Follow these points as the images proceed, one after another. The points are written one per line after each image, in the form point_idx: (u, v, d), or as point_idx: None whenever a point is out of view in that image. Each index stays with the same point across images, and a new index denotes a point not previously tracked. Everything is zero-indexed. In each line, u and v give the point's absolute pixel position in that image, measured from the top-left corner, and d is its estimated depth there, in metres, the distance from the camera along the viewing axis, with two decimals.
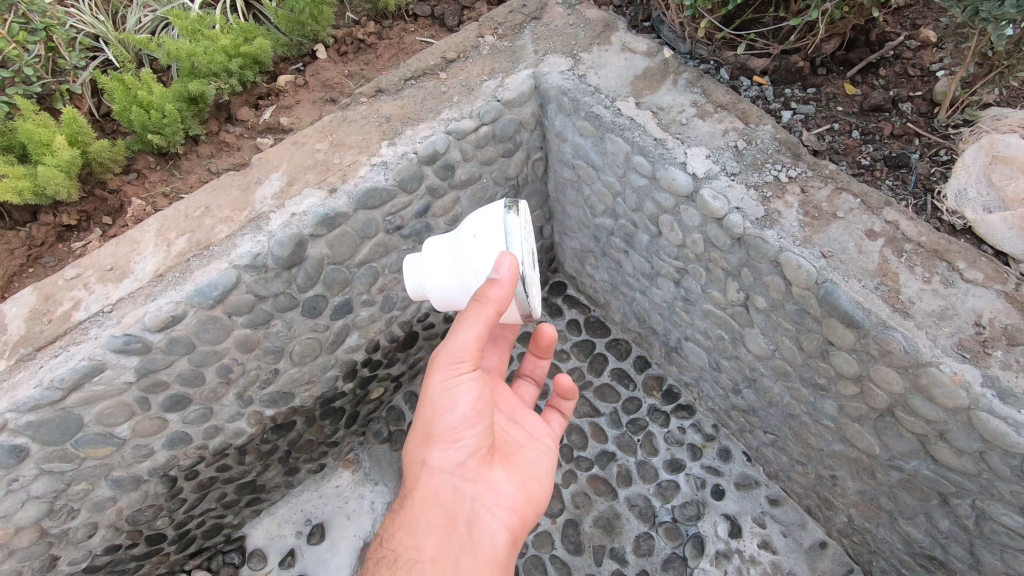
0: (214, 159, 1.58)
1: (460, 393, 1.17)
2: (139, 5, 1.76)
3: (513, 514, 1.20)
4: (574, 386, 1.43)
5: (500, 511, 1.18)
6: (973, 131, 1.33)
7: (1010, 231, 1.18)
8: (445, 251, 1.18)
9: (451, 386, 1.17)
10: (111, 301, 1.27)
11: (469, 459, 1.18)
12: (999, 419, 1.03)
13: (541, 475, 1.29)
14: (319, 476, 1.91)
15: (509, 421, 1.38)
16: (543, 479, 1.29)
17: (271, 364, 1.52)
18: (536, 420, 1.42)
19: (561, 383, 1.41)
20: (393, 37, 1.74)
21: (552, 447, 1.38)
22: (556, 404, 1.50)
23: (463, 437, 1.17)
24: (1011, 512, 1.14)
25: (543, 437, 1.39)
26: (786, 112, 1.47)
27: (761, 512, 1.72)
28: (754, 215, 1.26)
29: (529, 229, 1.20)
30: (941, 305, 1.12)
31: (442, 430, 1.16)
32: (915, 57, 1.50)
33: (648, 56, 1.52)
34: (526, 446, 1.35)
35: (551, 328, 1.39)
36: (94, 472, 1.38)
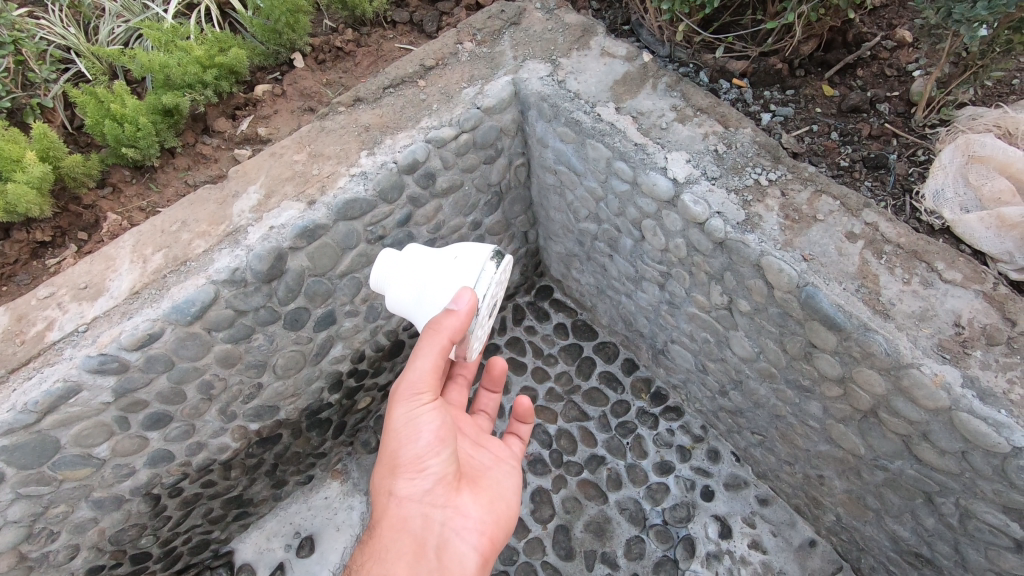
0: (192, 171, 1.56)
1: (425, 420, 1.17)
2: (111, 16, 1.74)
3: (482, 536, 1.17)
4: (532, 409, 1.45)
5: (469, 534, 1.16)
6: (950, 130, 1.34)
7: (987, 230, 1.20)
8: (417, 270, 1.24)
9: (415, 415, 1.17)
10: (86, 320, 1.25)
11: (436, 486, 1.17)
12: (980, 419, 1.04)
13: (508, 495, 1.28)
14: (307, 488, 1.89)
15: (471, 446, 1.38)
16: (510, 498, 1.28)
17: (254, 379, 1.50)
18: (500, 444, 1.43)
19: (521, 405, 1.42)
20: (371, 45, 1.73)
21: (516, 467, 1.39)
22: (512, 429, 1.52)
23: (428, 464, 1.16)
24: (994, 510, 1.15)
25: (507, 458, 1.40)
26: (765, 114, 1.48)
27: (751, 512, 1.72)
28: (735, 220, 1.26)
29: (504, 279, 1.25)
30: (922, 306, 1.12)
31: (409, 458, 1.16)
32: (892, 58, 1.50)
33: (628, 60, 1.52)
34: (493, 469, 1.34)
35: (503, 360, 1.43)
36: (73, 494, 1.36)
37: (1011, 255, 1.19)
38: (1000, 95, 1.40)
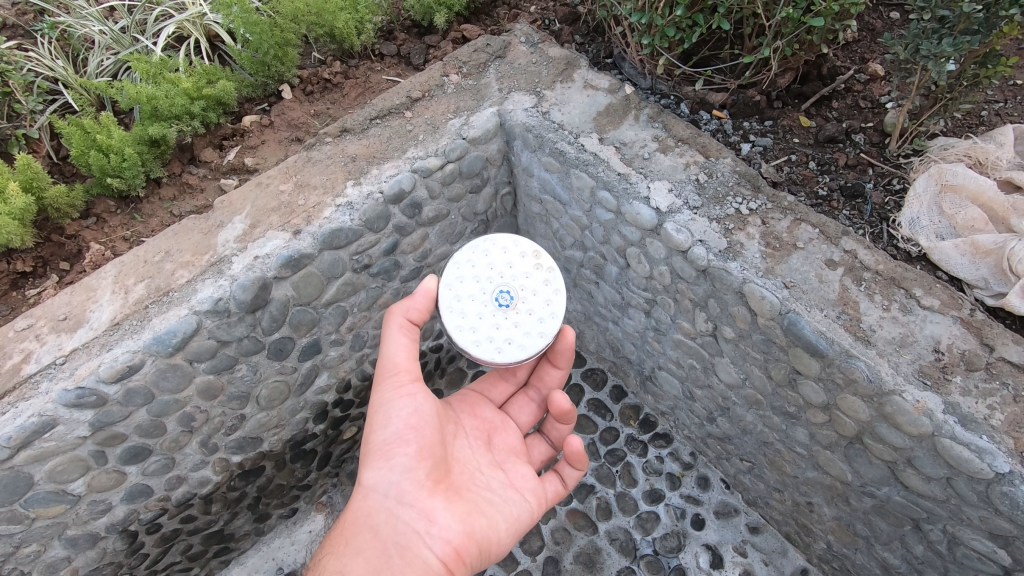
0: (177, 202, 1.56)
1: (398, 406, 1.20)
2: (100, 48, 1.77)
3: (447, 543, 1.15)
4: (584, 454, 1.29)
5: (435, 538, 1.14)
6: (923, 160, 1.38)
7: (962, 257, 1.23)
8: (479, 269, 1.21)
9: (391, 400, 1.20)
10: (64, 352, 1.23)
11: (404, 480, 1.16)
12: (963, 445, 1.04)
13: (492, 513, 1.23)
14: (291, 521, 1.83)
15: (488, 463, 1.33)
16: (493, 517, 1.23)
17: (237, 411, 1.48)
18: (521, 471, 1.34)
19: (571, 445, 1.28)
20: (358, 77, 1.75)
21: (526, 500, 1.31)
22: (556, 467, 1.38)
23: (396, 454, 1.17)
24: (981, 537, 1.14)
25: (521, 488, 1.32)
26: (744, 145, 1.51)
27: (742, 541, 1.70)
28: (717, 248, 1.28)
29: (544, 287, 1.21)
30: (901, 332, 1.14)
31: (379, 444, 1.18)
32: (866, 90, 1.55)
33: (610, 93, 1.55)
34: (496, 491, 1.28)
35: (566, 398, 1.31)
36: (45, 532, 1.32)
37: (987, 282, 1.22)
38: (970, 126, 1.45)
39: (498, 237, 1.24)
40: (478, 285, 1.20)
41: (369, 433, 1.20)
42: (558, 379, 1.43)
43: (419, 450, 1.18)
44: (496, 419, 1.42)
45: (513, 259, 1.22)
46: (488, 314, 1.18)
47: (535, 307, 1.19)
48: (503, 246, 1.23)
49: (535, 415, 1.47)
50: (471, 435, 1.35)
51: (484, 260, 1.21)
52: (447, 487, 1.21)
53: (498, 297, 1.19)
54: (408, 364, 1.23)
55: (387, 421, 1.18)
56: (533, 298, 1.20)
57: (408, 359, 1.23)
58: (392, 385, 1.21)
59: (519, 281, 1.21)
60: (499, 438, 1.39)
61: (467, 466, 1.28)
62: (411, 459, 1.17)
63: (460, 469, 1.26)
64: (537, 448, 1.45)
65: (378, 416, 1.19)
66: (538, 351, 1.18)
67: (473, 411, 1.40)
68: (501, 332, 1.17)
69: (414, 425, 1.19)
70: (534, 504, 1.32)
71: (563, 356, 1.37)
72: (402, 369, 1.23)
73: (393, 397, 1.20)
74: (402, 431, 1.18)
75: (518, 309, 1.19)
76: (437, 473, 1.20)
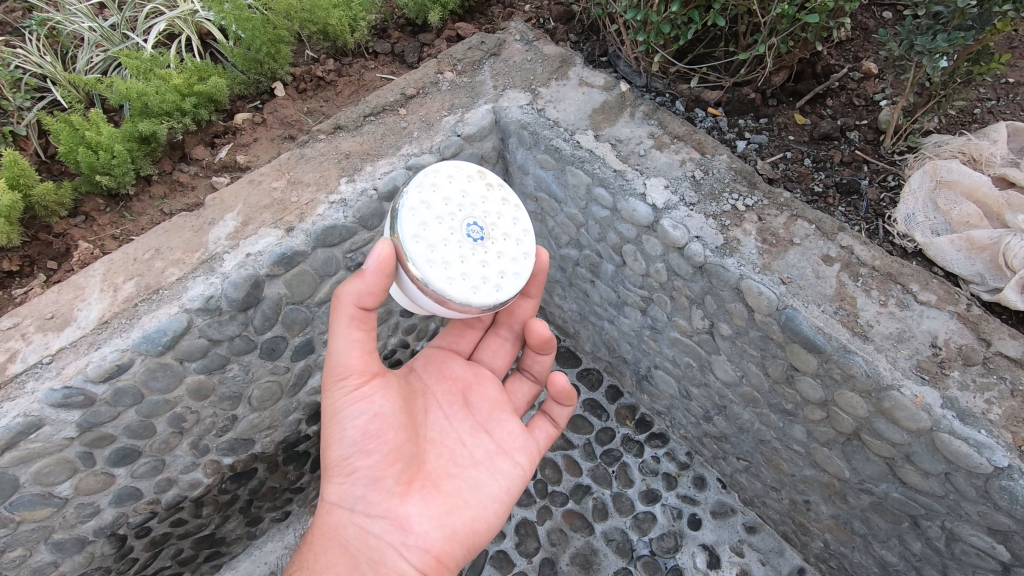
0: (168, 200, 1.54)
1: (351, 415, 1.10)
2: (89, 45, 1.75)
3: (425, 551, 1.13)
4: (572, 391, 1.29)
5: (410, 549, 1.12)
6: (917, 157, 1.38)
7: (958, 252, 1.23)
8: (435, 209, 1.01)
9: (343, 408, 1.11)
10: (51, 351, 1.20)
11: (369, 493, 1.12)
12: (961, 440, 1.04)
13: (474, 501, 1.19)
14: (284, 525, 1.80)
15: (469, 430, 1.27)
16: (476, 504, 1.19)
17: (228, 411, 1.46)
18: (507, 428, 1.29)
19: (557, 383, 1.28)
20: (352, 74, 1.74)
21: (514, 464, 1.27)
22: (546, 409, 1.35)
23: (357, 469, 1.11)
24: (979, 533, 1.13)
25: (508, 451, 1.27)
26: (740, 142, 1.51)
27: (739, 541, 1.69)
28: (713, 244, 1.27)
29: (507, 207, 1.08)
30: (898, 328, 1.13)
31: (338, 460, 1.12)
32: (860, 88, 1.55)
33: (605, 90, 1.55)
34: (479, 466, 1.23)
35: (545, 326, 1.28)
36: (31, 536, 1.29)
37: (982, 277, 1.22)
38: (963, 124, 1.45)
39: (433, 166, 1.04)
40: (444, 227, 1.00)
41: (325, 444, 1.13)
42: (529, 309, 1.34)
43: (382, 458, 1.12)
44: (469, 375, 1.33)
45: (465, 182, 1.04)
46: (470, 255, 1.01)
47: (507, 230, 1.06)
48: (446, 173, 1.03)
49: (511, 357, 1.40)
50: (445, 405, 1.28)
51: (436, 197, 1.01)
52: (421, 485, 1.16)
53: (471, 233, 1.02)
54: (358, 365, 1.10)
55: (342, 433, 1.11)
56: (503, 219, 1.07)
57: (359, 359, 1.10)
58: (344, 391, 1.10)
59: (480, 208, 1.04)
60: (476, 396, 1.31)
61: (443, 449, 1.23)
62: (373, 471, 1.12)
63: (435, 456, 1.21)
64: (518, 390, 1.41)
65: (333, 429, 1.11)
66: (528, 274, 1.08)
67: (442, 373, 1.31)
68: (490, 269, 1.03)
69: (372, 433, 1.11)
70: (524, 466, 1.28)
71: (535, 284, 1.26)
72: (353, 370, 1.10)
73: (347, 405, 1.10)
74: (359, 442, 1.11)
75: (494, 238, 1.04)
76: (408, 475, 1.15)
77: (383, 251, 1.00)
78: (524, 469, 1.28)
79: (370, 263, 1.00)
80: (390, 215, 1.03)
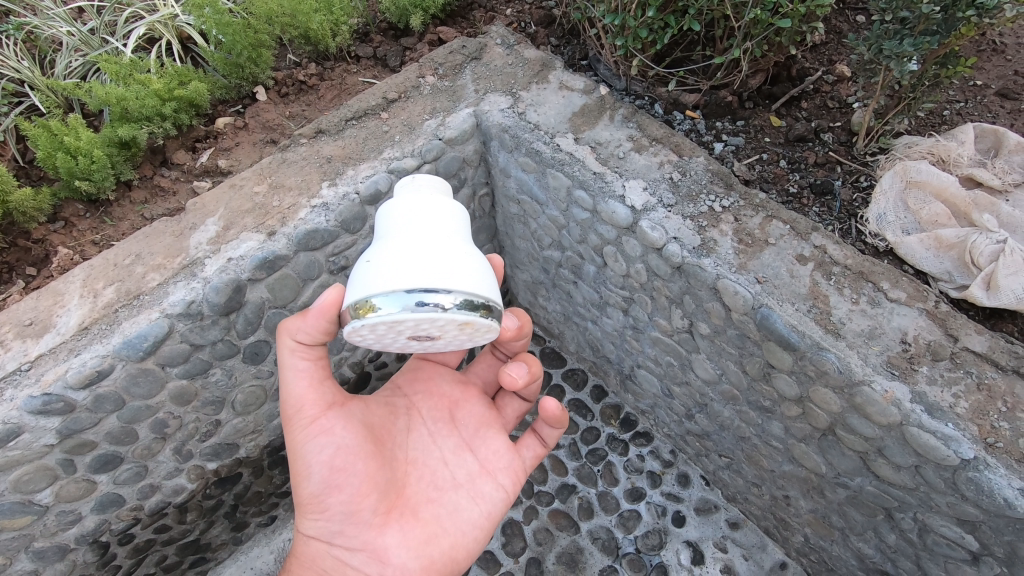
0: (148, 205, 1.53)
1: (315, 451, 1.10)
2: (68, 50, 1.74)
3: None
4: (562, 413, 1.23)
5: None
6: (889, 157, 1.42)
7: (927, 251, 1.27)
8: (395, 329, 0.90)
9: (307, 444, 1.10)
10: (29, 358, 1.19)
11: (345, 527, 1.13)
12: (929, 433, 1.07)
13: (453, 527, 1.20)
14: (270, 529, 1.79)
15: (452, 451, 1.26)
16: (454, 530, 1.20)
17: (212, 416, 1.46)
18: (492, 448, 1.28)
19: (546, 409, 1.22)
20: (334, 78, 1.74)
21: (498, 485, 1.27)
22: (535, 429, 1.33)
23: (328, 504, 1.11)
24: (950, 524, 1.16)
25: (492, 472, 1.27)
26: (717, 144, 1.53)
27: (722, 537, 1.71)
28: (690, 244, 1.29)
29: (481, 337, 0.96)
30: (870, 325, 1.16)
31: (309, 496, 1.12)
32: (834, 91, 1.59)
33: (585, 93, 1.57)
34: (459, 490, 1.23)
35: (519, 370, 1.17)
36: (11, 545, 1.28)
37: (951, 274, 1.26)
38: (933, 126, 1.49)
39: (431, 300, 0.86)
40: (395, 333, 0.93)
41: (294, 480, 1.13)
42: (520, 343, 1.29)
43: (354, 492, 1.12)
44: (457, 391, 1.33)
45: (440, 325, 0.90)
46: (405, 346, 0.99)
47: (462, 342, 1.00)
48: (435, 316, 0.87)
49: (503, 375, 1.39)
50: (430, 423, 1.28)
51: (407, 324, 0.88)
52: (400, 513, 1.17)
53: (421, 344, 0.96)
54: (311, 397, 1.10)
55: (305, 472, 1.11)
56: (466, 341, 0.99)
57: (311, 390, 1.11)
58: (305, 426, 1.10)
59: (448, 333, 0.94)
60: (463, 413, 1.31)
61: (424, 472, 1.23)
62: (346, 507, 1.12)
63: (415, 480, 1.21)
64: (509, 407, 1.39)
65: (300, 467, 1.11)
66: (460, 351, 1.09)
67: (429, 389, 1.33)
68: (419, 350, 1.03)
69: (339, 467, 1.11)
70: (510, 486, 1.29)
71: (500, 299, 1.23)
72: (308, 402, 1.10)
73: (310, 441, 1.10)
74: (327, 477, 1.10)
75: (443, 341, 0.99)
76: (385, 505, 1.16)
77: (330, 302, 1.00)
78: (508, 490, 1.27)
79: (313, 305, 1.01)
80: (357, 291, 0.91)
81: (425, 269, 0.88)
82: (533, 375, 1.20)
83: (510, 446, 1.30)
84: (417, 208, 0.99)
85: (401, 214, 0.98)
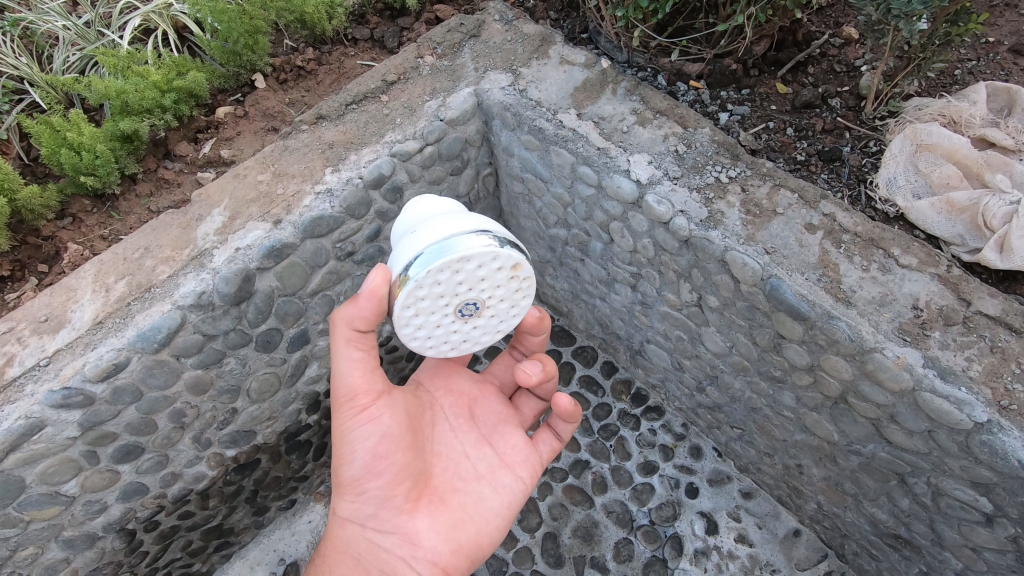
0: (154, 198, 1.54)
1: (361, 438, 1.11)
2: (65, 44, 1.73)
3: (433, 565, 1.17)
4: (577, 408, 1.24)
5: (419, 563, 1.16)
6: (898, 121, 1.39)
7: (938, 215, 1.25)
8: (454, 277, 0.94)
9: (351, 431, 1.10)
10: (47, 354, 1.21)
11: (380, 511, 1.15)
12: (942, 398, 1.07)
13: (478, 516, 1.23)
14: (290, 513, 1.83)
15: (474, 444, 1.29)
16: (480, 519, 1.23)
17: (228, 405, 1.48)
18: (512, 442, 1.31)
19: (560, 404, 1.23)
20: (332, 62, 1.72)
21: (519, 477, 1.29)
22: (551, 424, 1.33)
23: (367, 488, 1.14)
24: (963, 487, 1.17)
25: (512, 464, 1.30)
26: (722, 114, 1.51)
27: (735, 507, 1.73)
28: (697, 217, 1.28)
29: (521, 295, 1.04)
30: (881, 292, 1.15)
31: (349, 479, 1.13)
32: (841, 54, 1.55)
33: (587, 67, 1.54)
34: (483, 479, 1.26)
35: (535, 367, 1.18)
36: (41, 535, 1.32)
37: (963, 238, 1.24)
38: (944, 86, 1.46)
39: (488, 239, 0.94)
40: (447, 293, 0.97)
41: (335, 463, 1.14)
42: (539, 341, 1.31)
43: (392, 479, 1.14)
44: (476, 389, 1.34)
45: (488, 272, 0.96)
46: (450, 319, 1.01)
47: (499, 312, 1.05)
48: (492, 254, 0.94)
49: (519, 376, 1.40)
50: (452, 418, 1.29)
51: (464, 271, 0.94)
52: (429, 500, 1.20)
53: (468, 306, 1.01)
54: (363, 386, 1.09)
55: (350, 456, 1.11)
56: (505, 304, 1.04)
57: (364, 379, 1.10)
58: (352, 414, 1.10)
59: (492, 290, 1.00)
60: (482, 410, 1.33)
61: (448, 464, 1.25)
62: (383, 492, 1.14)
63: (441, 470, 1.24)
64: (525, 405, 1.40)
65: (342, 451, 1.12)
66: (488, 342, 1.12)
67: (450, 385, 1.32)
68: (456, 335, 1.05)
69: (381, 454, 1.12)
70: (528, 479, 1.31)
71: None
72: (359, 391, 1.10)
73: (355, 428, 1.10)
74: (371, 463, 1.12)
75: (483, 313, 1.03)
76: (417, 492, 1.18)
77: (379, 282, 0.97)
78: (527, 483, 1.31)
79: (364, 287, 0.98)
80: (408, 256, 0.95)
81: (469, 222, 0.97)
82: (549, 371, 1.21)
83: (528, 441, 1.32)
84: (432, 201, 1.06)
85: (420, 206, 1.05)
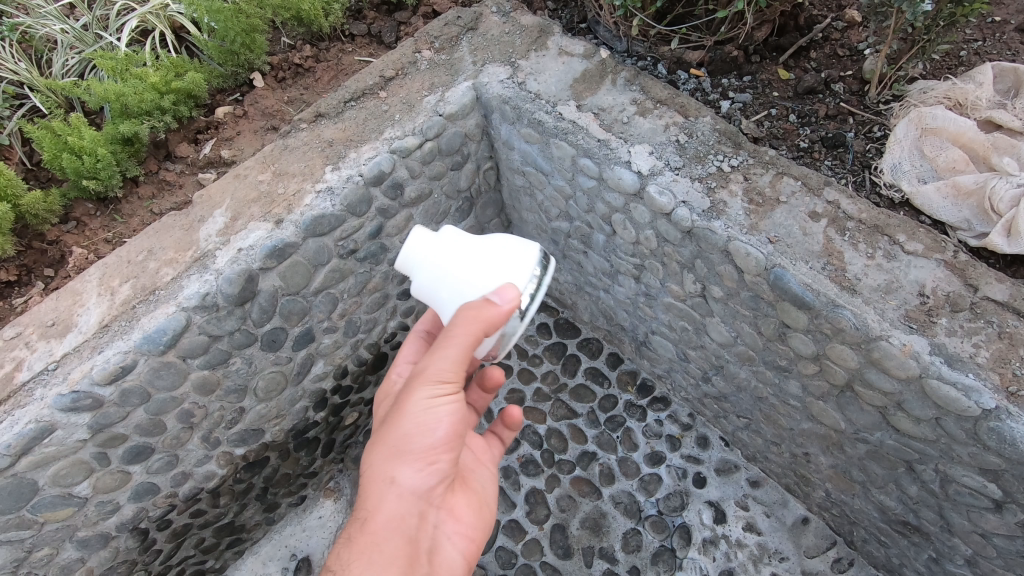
0: (156, 200, 1.54)
1: (445, 413, 1.06)
2: (63, 48, 1.73)
3: (470, 541, 1.16)
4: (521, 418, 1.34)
5: (458, 539, 1.14)
6: (903, 105, 1.38)
7: (944, 199, 1.24)
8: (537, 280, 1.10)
9: (438, 406, 1.05)
10: (55, 358, 1.22)
11: (436, 486, 1.10)
12: (949, 385, 1.06)
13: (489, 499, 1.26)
14: (301, 509, 1.84)
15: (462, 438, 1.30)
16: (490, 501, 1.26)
17: (236, 404, 1.49)
18: (478, 441, 1.36)
19: (512, 414, 1.32)
20: (330, 59, 1.71)
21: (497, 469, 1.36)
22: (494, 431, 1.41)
23: (436, 461, 1.08)
24: (972, 473, 1.16)
25: (486, 458, 1.34)
26: (724, 102, 1.49)
27: (743, 495, 1.73)
28: (700, 208, 1.27)
29: None
30: (886, 279, 1.14)
31: (421, 450, 1.06)
32: (844, 38, 1.53)
33: (586, 58, 1.53)
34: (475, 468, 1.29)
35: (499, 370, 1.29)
36: (56, 535, 1.34)
37: (969, 223, 1.23)
38: (949, 67, 1.44)
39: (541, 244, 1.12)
40: None
41: (404, 431, 1.05)
42: None
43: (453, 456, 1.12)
44: None
45: None
46: None
47: None
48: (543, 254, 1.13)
49: None
50: None
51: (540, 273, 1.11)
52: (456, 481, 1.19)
53: None
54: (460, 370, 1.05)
55: (443, 426, 1.06)
56: None
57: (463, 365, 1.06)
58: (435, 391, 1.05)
59: None
60: None
61: None
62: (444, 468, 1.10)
63: None
64: None
65: (420, 423, 1.05)
66: None
67: None
68: None
69: (455, 433, 1.09)
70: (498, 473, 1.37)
71: None
72: (455, 375, 1.05)
73: (442, 404, 1.06)
74: (446, 438, 1.07)
75: None
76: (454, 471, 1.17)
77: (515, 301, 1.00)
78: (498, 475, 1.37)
79: (506, 305, 0.98)
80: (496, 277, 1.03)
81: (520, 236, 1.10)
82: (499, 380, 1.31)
83: (485, 439, 1.38)
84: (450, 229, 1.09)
85: (448, 234, 1.07)
